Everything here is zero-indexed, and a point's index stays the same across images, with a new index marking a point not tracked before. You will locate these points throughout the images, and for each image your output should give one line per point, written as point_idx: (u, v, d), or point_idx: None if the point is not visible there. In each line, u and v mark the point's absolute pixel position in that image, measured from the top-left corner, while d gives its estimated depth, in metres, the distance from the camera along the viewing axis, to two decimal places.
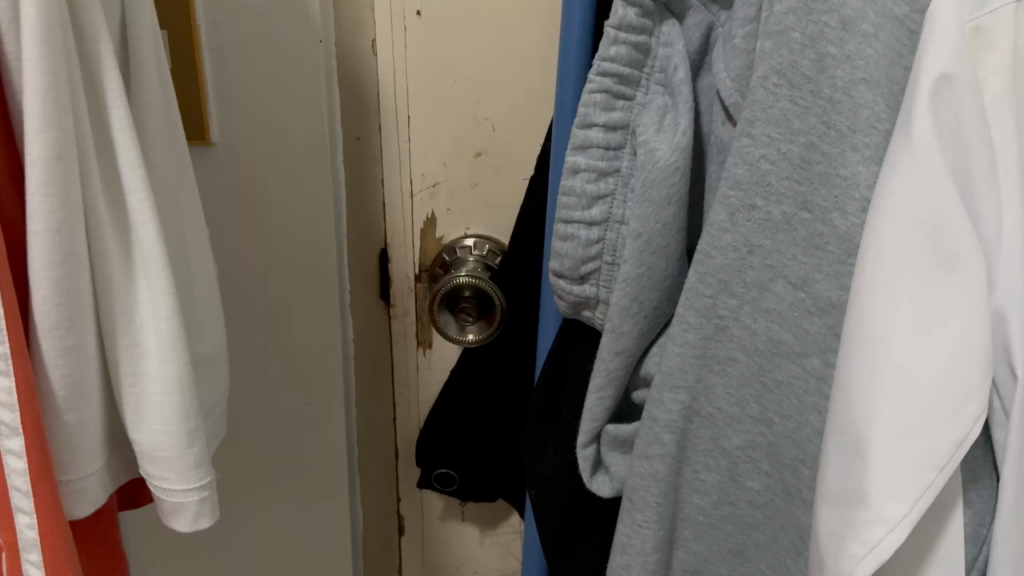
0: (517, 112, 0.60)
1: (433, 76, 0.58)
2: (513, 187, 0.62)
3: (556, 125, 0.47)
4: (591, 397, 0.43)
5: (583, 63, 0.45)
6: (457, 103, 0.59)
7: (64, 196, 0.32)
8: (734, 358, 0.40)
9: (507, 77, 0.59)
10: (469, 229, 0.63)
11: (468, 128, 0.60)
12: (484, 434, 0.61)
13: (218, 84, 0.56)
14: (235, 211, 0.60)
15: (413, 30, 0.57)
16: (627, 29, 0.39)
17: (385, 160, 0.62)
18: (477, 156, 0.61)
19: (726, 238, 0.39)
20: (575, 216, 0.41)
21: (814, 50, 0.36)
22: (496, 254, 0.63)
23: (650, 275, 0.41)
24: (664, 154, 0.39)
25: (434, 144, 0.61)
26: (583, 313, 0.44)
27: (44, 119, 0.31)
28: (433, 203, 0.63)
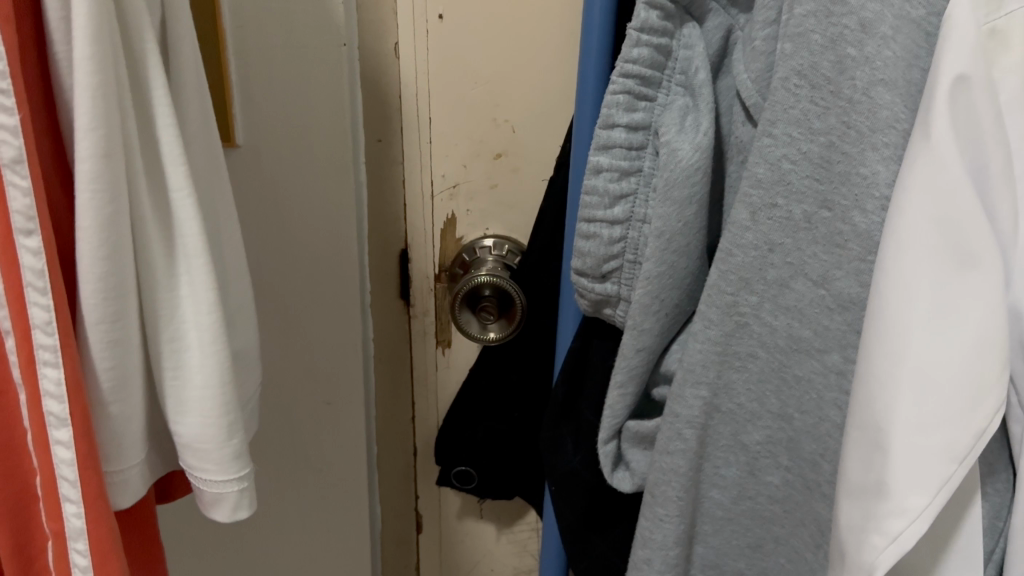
0: (537, 113, 0.60)
1: (453, 79, 0.59)
2: (534, 188, 0.63)
3: (576, 127, 0.48)
4: (612, 392, 0.44)
5: (604, 67, 0.46)
6: (476, 106, 0.60)
7: (112, 192, 0.33)
8: (755, 355, 0.41)
9: (523, 81, 0.59)
10: (488, 229, 0.64)
11: (488, 130, 0.61)
12: (501, 433, 0.62)
13: (242, 86, 0.57)
14: (256, 212, 0.61)
15: (432, 33, 0.58)
16: (649, 31, 0.40)
17: (406, 162, 0.62)
18: (497, 158, 0.62)
19: (747, 236, 0.39)
20: (598, 215, 0.42)
21: (835, 52, 0.37)
22: (515, 254, 0.64)
23: (671, 274, 0.41)
24: (686, 154, 0.40)
25: (455, 146, 0.61)
26: (604, 311, 0.45)
27: (94, 117, 0.32)
28: (453, 204, 0.63)
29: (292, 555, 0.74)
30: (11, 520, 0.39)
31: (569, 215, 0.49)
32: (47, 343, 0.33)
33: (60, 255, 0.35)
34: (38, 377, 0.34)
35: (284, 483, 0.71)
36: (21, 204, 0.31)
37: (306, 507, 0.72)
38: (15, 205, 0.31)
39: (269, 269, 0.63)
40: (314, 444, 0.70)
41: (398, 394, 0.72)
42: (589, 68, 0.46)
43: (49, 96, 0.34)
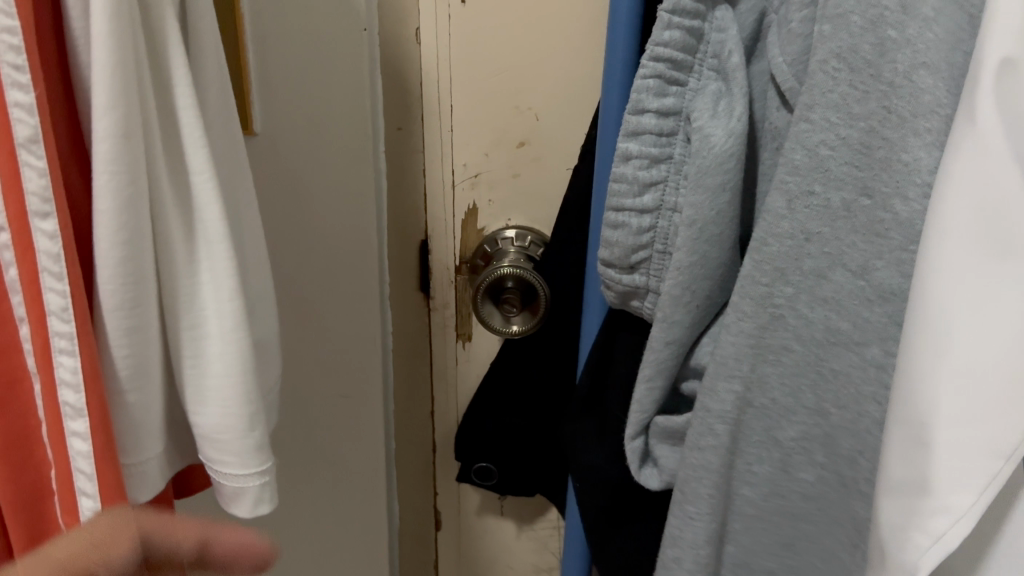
0: (561, 101, 0.58)
1: (476, 66, 0.58)
2: (558, 179, 0.61)
3: (602, 115, 0.46)
4: (639, 387, 0.42)
5: (632, 52, 0.44)
6: (499, 93, 0.58)
7: (130, 173, 0.32)
8: (789, 347, 0.39)
9: (547, 67, 0.57)
10: (510, 220, 0.62)
11: (511, 118, 0.59)
12: (522, 429, 0.61)
13: (262, 73, 0.56)
14: (275, 201, 0.60)
15: (454, 18, 0.57)
16: (681, 14, 0.39)
17: (427, 150, 0.61)
18: (519, 147, 0.60)
19: (783, 224, 0.38)
20: (626, 204, 0.41)
21: (875, 34, 0.35)
22: (537, 245, 0.62)
23: (703, 264, 0.40)
24: (719, 140, 0.39)
25: (476, 135, 0.60)
26: (632, 303, 0.43)
27: (111, 94, 0.31)
28: (473, 194, 0.62)
29: (308, 551, 0.73)
30: (24, 515, 0.38)
31: (594, 206, 0.48)
32: (63, 330, 0.32)
33: (79, 240, 0.34)
34: (53, 365, 0.33)
35: (299, 479, 0.70)
36: (37, 184, 0.30)
37: (321, 502, 0.71)
38: (30, 186, 0.30)
39: (286, 261, 0.62)
40: (330, 439, 0.69)
41: (416, 390, 0.71)
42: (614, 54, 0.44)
43: (67, 75, 0.33)
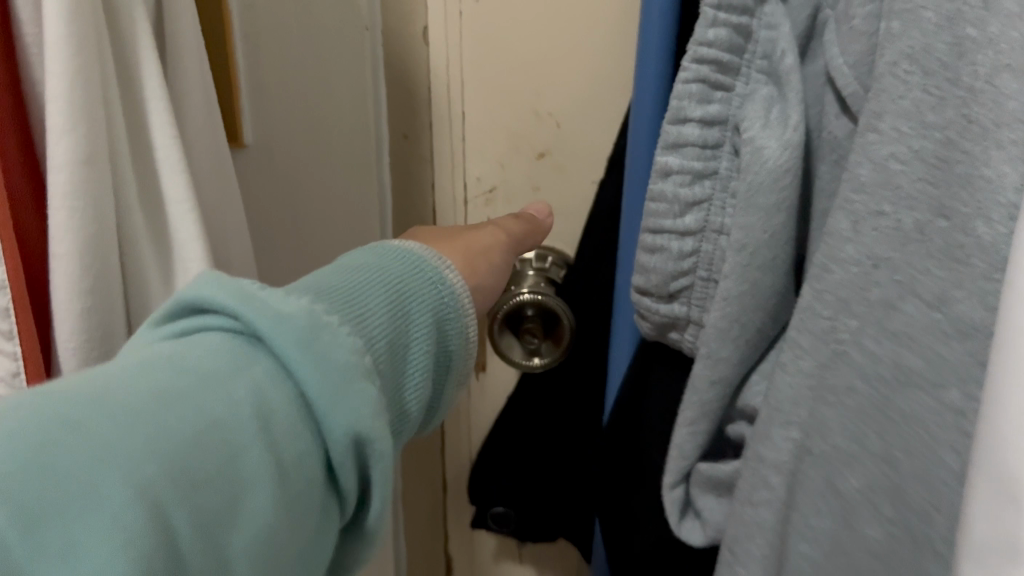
0: (582, 105, 0.53)
1: (491, 68, 0.54)
2: (581, 192, 0.55)
3: (633, 124, 0.41)
4: (680, 431, 0.38)
5: (669, 54, 0.39)
6: (517, 97, 0.54)
7: (93, 201, 0.33)
8: (854, 389, 0.34)
9: (566, 68, 0.52)
10: None
11: (531, 124, 0.54)
12: (544, 469, 0.56)
13: (252, 76, 0.51)
14: (272, 212, 0.55)
15: (466, 15, 0.53)
16: (726, 9, 0.35)
17: (437, 162, 0.58)
18: (539, 158, 0.55)
19: (848, 249, 0.34)
20: (666, 225, 0.36)
21: (951, 33, 0.31)
22: (560, 267, 0.56)
23: (754, 293, 0.35)
24: (773, 153, 0.34)
25: (491, 143, 0.56)
26: (669, 335, 0.39)
27: (69, 116, 0.31)
28: (489, 211, 0.57)
29: None
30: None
31: (625, 229, 0.42)
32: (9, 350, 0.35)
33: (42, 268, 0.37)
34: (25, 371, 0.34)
35: None
36: None
37: None
38: None
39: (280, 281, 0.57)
40: None
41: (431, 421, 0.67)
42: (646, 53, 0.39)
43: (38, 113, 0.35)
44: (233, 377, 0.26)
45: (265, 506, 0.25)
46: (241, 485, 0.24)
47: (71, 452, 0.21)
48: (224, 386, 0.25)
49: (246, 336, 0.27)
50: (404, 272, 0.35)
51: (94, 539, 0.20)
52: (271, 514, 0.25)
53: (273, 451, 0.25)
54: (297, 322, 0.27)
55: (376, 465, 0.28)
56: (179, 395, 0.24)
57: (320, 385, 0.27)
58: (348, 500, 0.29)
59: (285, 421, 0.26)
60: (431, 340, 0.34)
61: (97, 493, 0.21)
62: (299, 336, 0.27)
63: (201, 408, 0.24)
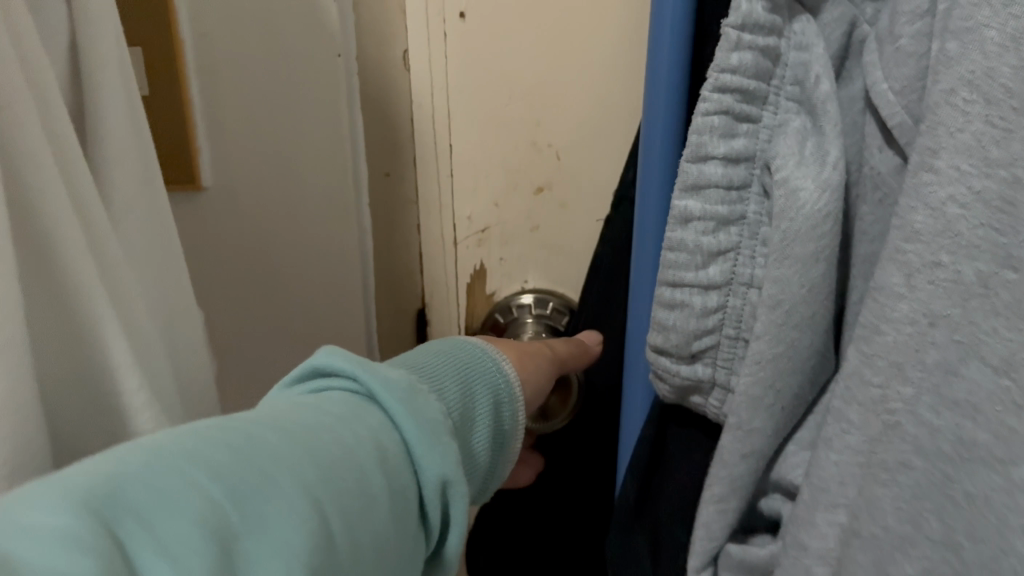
0: (586, 135, 0.49)
1: (484, 94, 0.49)
2: (588, 229, 0.52)
3: (643, 164, 0.36)
4: (707, 507, 0.33)
5: (682, 88, 0.34)
6: (514, 126, 0.50)
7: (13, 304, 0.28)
8: (909, 465, 0.29)
9: (564, 94, 0.48)
10: (527, 282, 0.55)
11: (529, 156, 0.50)
12: (549, 530, 0.53)
13: (209, 113, 0.50)
14: (244, 251, 0.54)
15: (452, 35, 0.48)
16: (753, 29, 0.30)
17: (423, 194, 0.54)
18: (538, 192, 0.51)
19: (901, 306, 0.29)
20: (686, 278, 0.31)
21: (1018, 54, 0.26)
22: (561, 313, 0.54)
23: (791, 356, 0.31)
24: (811, 196, 0.29)
25: (483, 177, 0.51)
26: (692, 398, 0.34)
27: None
28: (483, 251, 0.54)
29: None
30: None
31: (635, 280, 0.38)
32: None
33: None
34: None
35: None
36: None
37: None
38: None
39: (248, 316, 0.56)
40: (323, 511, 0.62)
41: None
42: (653, 86, 0.35)
43: None
44: (355, 423, 0.29)
45: (379, 531, 0.27)
46: (371, 512, 0.27)
47: (232, 480, 0.24)
48: (363, 420, 0.29)
49: (365, 393, 0.31)
50: (473, 353, 0.37)
51: (268, 546, 0.24)
52: (388, 535, 0.28)
53: (391, 487, 0.28)
54: (400, 382, 0.31)
55: (460, 504, 0.31)
56: (320, 434, 0.28)
57: (426, 434, 0.30)
58: (435, 537, 0.31)
59: (399, 465, 0.29)
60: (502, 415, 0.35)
61: (264, 500, 0.24)
62: (405, 392, 0.31)
63: (337, 449, 0.28)
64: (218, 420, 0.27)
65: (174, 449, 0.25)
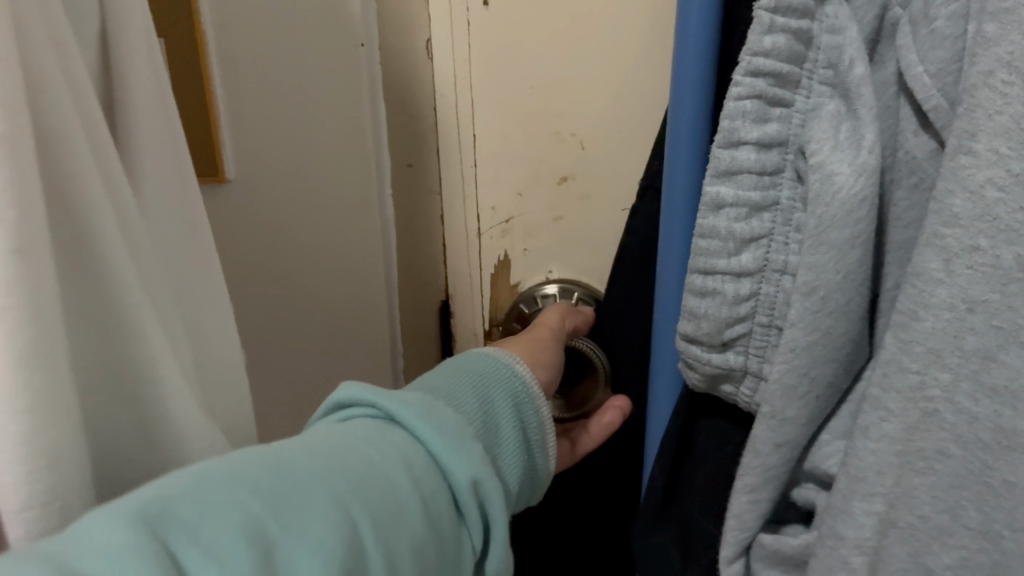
0: (609, 125, 0.48)
1: (505, 85, 0.49)
2: (613, 222, 0.51)
3: (670, 151, 0.36)
4: (739, 497, 0.33)
5: (709, 77, 0.34)
6: (537, 117, 0.49)
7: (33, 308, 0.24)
8: (946, 453, 0.29)
9: (586, 84, 0.48)
10: (552, 272, 0.54)
11: (552, 146, 0.50)
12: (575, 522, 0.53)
13: (232, 105, 0.49)
14: (267, 251, 0.53)
15: (474, 25, 0.48)
16: (786, 12, 0.30)
17: (446, 186, 0.54)
18: (562, 182, 0.51)
19: (939, 292, 0.28)
20: (718, 265, 0.31)
21: None
22: (588, 304, 0.53)
23: (826, 343, 0.30)
24: (847, 181, 0.29)
25: (506, 169, 0.51)
26: (722, 388, 0.34)
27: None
28: (505, 243, 0.54)
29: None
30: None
31: (664, 270, 0.37)
32: None
33: None
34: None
35: None
36: None
37: None
38: None
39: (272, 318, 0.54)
40: None
41: None
42: (679, 73, 0.34)
43: None
44: (380, 441, 0.32)
45: (414, 535, 0.29)
46: (402, 514, 0.29)
47: (268, 497, 0.27)
48: (386, 437, 0.32)
49: (386, 416, 0.34)
50: (481, 364, 0.40)
51: (304, 551, 0.26)
52: (424, 537, 0.30)
53: (419, 492, 0.31)
54: (416, 402, 0.34)
55: (490, 505, 0.33)
56: (346, 449, 0.31)
57: (446, 442, 0.33)
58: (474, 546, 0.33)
59: (426, 473, 0.32)
60: (519, 414, 0.39)
61: (304, 503, 0.27)
62: (421, 409, 0.34)
63: (362, 464, 0.30)
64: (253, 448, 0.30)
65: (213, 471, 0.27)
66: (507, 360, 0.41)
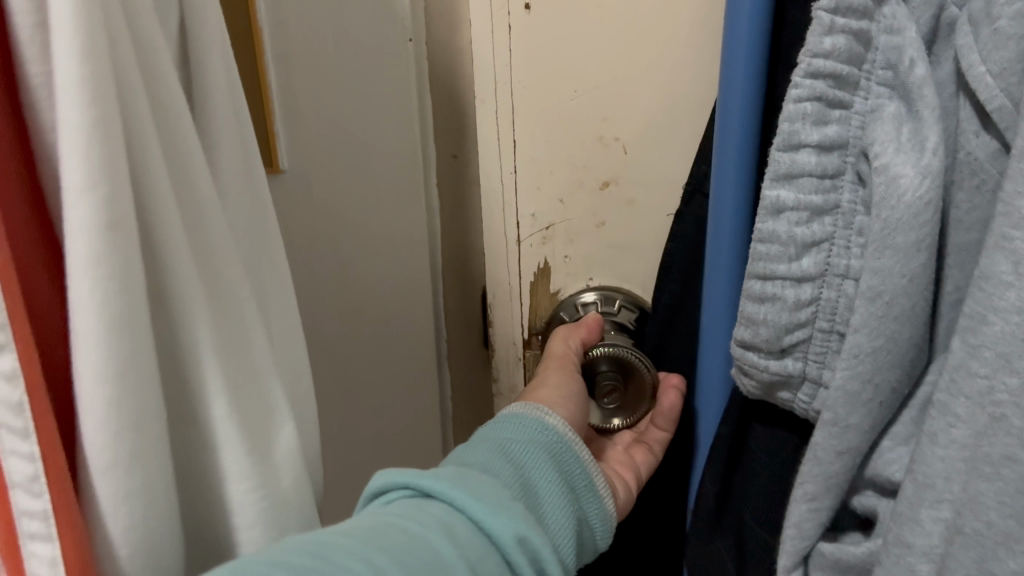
0: (659, 130, 0.45)
1: (547, 87, 0.46)
2: (658, 227, 0.47)
3: (717, 157, 0.36)
4: (798, 505, 0.33)
5: (758, 75, 0.33)
6: (582, 121, 0.46)
7: (119, 279, 0.26)
8: (1014, 459, 0.27)
9: (635, 88, 0.44)
10: (592, 280, 0.50)
11: (595, 151, 0.46)
12: None
13: (286, 99, 0.50)
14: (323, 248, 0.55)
15: (516, 28, 0.45)
16: (845, 13, 0.29)
17: (485, 196, 0.50)
18: (604, 188, 0.47)
19: (1009, 295, 0.27)
20: (778, 270, 0.30)
21: None
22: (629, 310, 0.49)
23: (891, 348, 0.30)
24: (911, 182, 0.29)
25: (548, 175, 0.48)
26: (779, 395, 0.33)
27: (88, 175, 0.25)
28: (547, 250, 0.50)
29: None
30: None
31: (709, 275, 0.38)
32: (33, 499, 0.27)
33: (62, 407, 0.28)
34: (8, 489, 0.27)
35: None
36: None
37: None
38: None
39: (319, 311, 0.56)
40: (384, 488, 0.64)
41: None
42: (737, 75, 0.34)
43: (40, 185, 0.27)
44: (419, 512, 0.33)
45: None
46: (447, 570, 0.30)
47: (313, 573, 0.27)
48: (424, 509, 0.33)
49: (420, 492, 0.35)
50: (509, 431, 0.40)
51: None
52: None
53: (463, 550, 0.31)
54: (446, 475, 0.35)
55: (539, 553, 0.33)
56: (385, 526, 0.31)
57: (481, 504, 0.33)
58: None
59: (469, 531, 0.32)
60: (555, 471, 0.39)
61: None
62: (450, 480, 0.35)
63: (404, 536, 0.30)
64: (299, 535, 0.30)
65: (258, 556, 0.28)
66: (537, 418, 0.41)
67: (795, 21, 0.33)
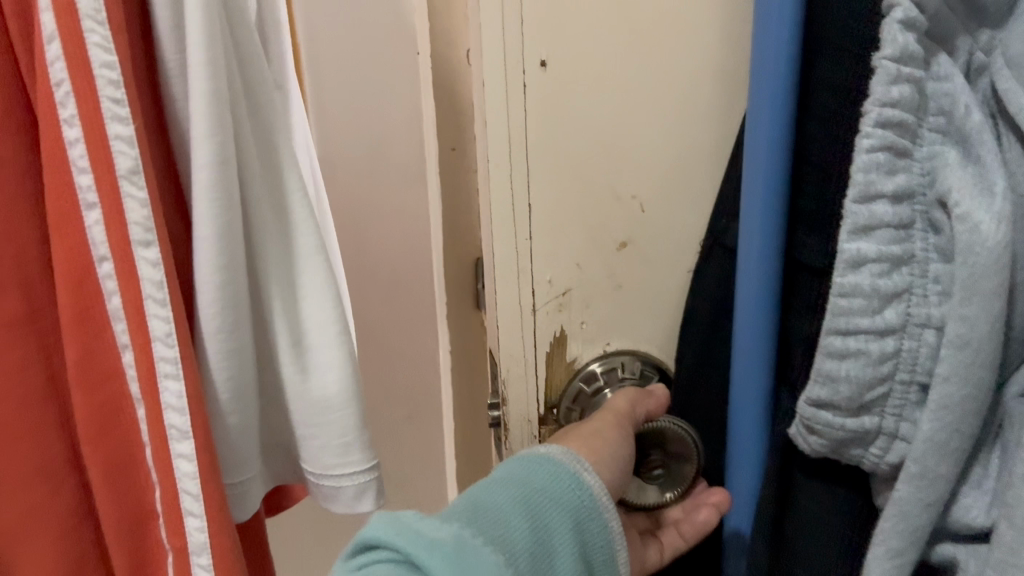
0: (673, 183, 0.42)
1: (557, 141, 0.40)
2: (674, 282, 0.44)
3: (746, 202, 0.36)
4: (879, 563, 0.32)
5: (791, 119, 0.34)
6: (592, 177, 0.41)
7: (224, 195, 0.43)
8: None
9: (651, 132, 0.41)
10: (610, 345, 0.45)
11: (607, 206, 0.42)
12: None
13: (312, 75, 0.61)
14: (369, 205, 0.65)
15: (531, 88, 0.39)
16: (909, 61, 0.28)
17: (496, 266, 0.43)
18: (619, 248, 0.43)
19: None
20: (861, 325, 0.30)
21: None
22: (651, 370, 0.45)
23: (976, 396, 0.29)
24: (991, 230, 0.28)
25: (559, 234, 0.42)
26: (851, 452, 0.32)
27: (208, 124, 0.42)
28: (563, 317, 0.44)
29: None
30: (105, 482, 0.48)
31: (742, 317, 0.38)
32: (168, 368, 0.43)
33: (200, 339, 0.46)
34: (156, 369, 0.43)
35: None
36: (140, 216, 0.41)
37: None
38: (134, 218, 0.41)
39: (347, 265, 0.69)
40: None
41: None
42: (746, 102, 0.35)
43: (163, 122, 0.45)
44: None
45: None
46: None
47: None
48: None
49: (406, 559, 0.33)
50: (530, 473, 0.37)
51: None
52: None
53: None
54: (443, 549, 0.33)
55: None
56: None
57: None
58: None
59: None
60: (573, 539, 0.36)
61: None
62: (446, 557, 0.33)
63: None
64: None
65: None
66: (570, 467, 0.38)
67: (821, 74, 0.33)
